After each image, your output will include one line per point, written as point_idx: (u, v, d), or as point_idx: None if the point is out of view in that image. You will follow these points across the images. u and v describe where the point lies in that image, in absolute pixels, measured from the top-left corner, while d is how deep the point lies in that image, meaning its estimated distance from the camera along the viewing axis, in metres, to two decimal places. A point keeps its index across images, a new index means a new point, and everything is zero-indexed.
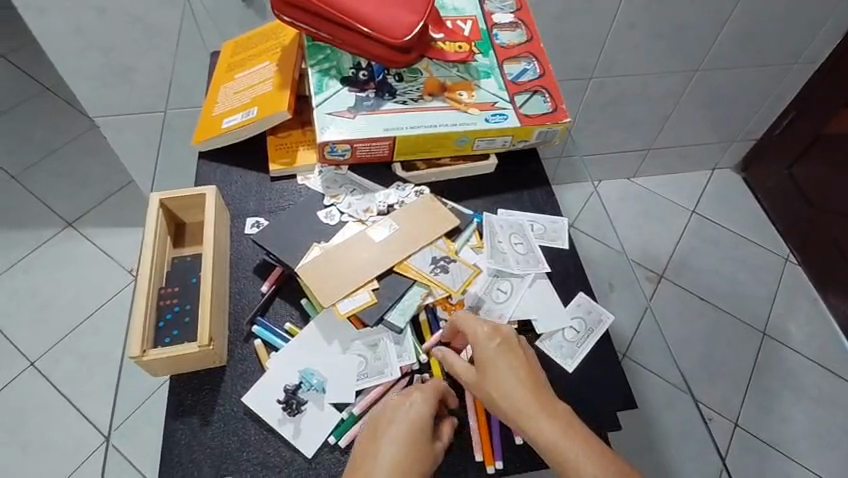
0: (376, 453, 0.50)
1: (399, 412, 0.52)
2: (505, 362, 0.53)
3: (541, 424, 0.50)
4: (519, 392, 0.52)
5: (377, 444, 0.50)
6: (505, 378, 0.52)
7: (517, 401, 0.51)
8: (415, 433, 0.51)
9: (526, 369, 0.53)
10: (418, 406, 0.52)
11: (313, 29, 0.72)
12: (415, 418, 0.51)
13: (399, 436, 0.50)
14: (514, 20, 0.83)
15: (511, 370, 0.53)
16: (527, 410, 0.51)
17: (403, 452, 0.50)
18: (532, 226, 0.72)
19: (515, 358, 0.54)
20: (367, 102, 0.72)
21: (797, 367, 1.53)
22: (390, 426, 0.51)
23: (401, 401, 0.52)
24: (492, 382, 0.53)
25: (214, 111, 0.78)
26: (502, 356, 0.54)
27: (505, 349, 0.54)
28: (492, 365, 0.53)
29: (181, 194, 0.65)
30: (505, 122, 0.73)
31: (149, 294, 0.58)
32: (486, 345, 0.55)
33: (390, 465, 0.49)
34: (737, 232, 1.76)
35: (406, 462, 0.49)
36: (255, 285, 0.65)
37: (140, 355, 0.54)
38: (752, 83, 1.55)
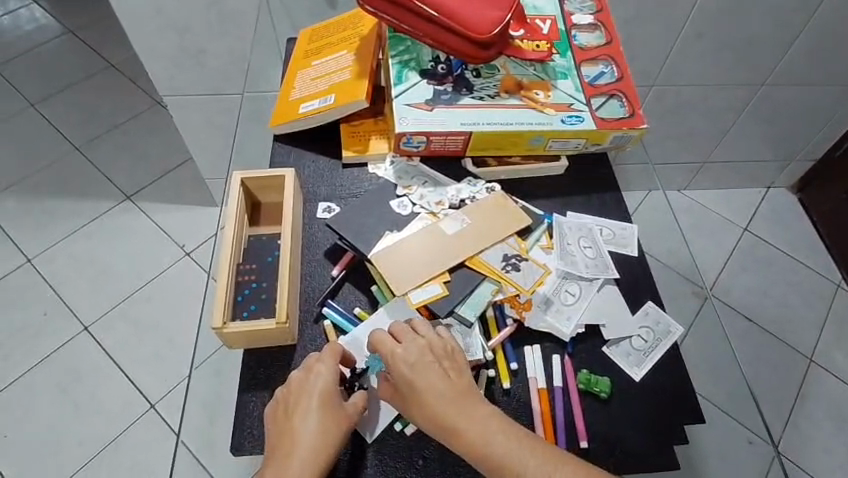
0: (291, 428, 0.52)
1: (308, 385, 0.54)
2: (431, 371, 0.52)
3: (472, 430, 0.49)
4: (448, 400, 0.51)
5: (289, 419, 0.52)
6: (431, 387, 0.51)
7: (448, 411, 0.50)
8: (325, 403, 0.53)
9: (453, 378, 0.52)
10: (323, 377, 0.54)
11: (396, 22, 0.72)
12: (320, 390, 0.53)
13: (312, 408, 0.52)
14: (594, 22, 0.82)
15: (439, 379, 0.52)
16: (455, 418, 0.50)
17: (318, 423, 0.52)
18: (601, 231, 0.72)
19: (440, 368, 0.53)
20: (445, 95, 0.72)
21: (844, 398, 1.48)
22: (304, 395, 0.53)
23: (305, 373, 0.55)
24: (417, 401, 0.51)
25: (291, 96, 0.80)
26: (426, 365, 0.53)
27: (433, 358, 0.53)
28: (418, 375, 0.52)
29: (262, 174, 0.66)
30: (581, 124, 0.73)
31: (230, 269, 0.60)
32: (410, 355, 0.53)
33: (306, 438, 0.51)
34: (789, 253, 1.70)
35: (322, 434, 0.51)
36: (326, 269, 0.66)
37: (221, 326, 0.56)
38: (821, 101, 1.50)
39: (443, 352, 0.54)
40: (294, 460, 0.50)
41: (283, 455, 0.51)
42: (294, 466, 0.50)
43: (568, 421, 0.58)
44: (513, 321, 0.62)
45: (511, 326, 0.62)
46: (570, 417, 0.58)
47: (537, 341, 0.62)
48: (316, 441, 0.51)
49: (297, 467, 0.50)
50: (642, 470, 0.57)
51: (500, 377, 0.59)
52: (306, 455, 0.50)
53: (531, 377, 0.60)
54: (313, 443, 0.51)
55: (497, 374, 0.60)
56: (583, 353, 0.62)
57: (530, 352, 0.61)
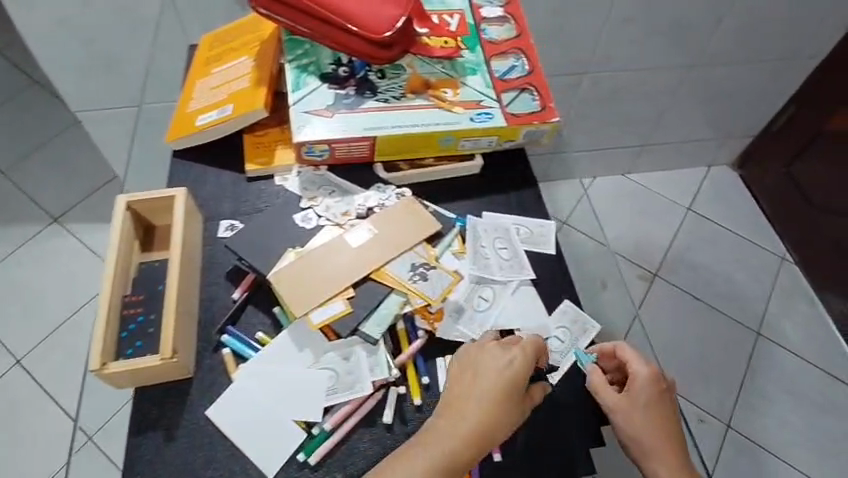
0: (466, 405, 0.51)
1: (495, 369, 0.53)
2: (656, 408, 0.56)
3: (658, 465, 0.54)
4: (654, 438, 0.55)
5: (470, 397, 0.51)
6: (644, 420, 0.55)
7: (649, 444, 0.55)
8: (505, 390, 0.52)
9: (662, 412, 0.56)
10: (511, 367, 0.53)
11: (292, 24, 0.68)
12: (507, 374, 0.52)
13: (494, 391, 0.51)
14: (503, 14, 0.79)
15: (653, 415, 0.56)
16: (652, 451, 0.55)
17: (492, 409, 0.51)
18: (517, 230, 0.69)
19: (660, 405, 0.56)
20: (346, 100, 0.69)
21: (791, 368, 1.52)
22: (480, 381, 0.52)
23: (499, 355, 0.53)
24: (634, 418, 0.55)
25: (189, 107, 0.75)
26: (652, 402, 0.56)
27: (659, 394, 0.57)
28: (638, 407, 0.56)
29: (149, 196, 0.62)
30: (491, 121, 0.70)
31: (111, 304, 0.56)
32: (645, 388, 0.56)
33: (477, 422, 0.50)
34: (733, 230, 1.73)
35: (488, 417, 0.50)
36: (227, 291, 0.62)
37: (101, 367, 0.53)
38: (753, 79, 1.52)
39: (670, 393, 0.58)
40: (453, 436, 0.49)
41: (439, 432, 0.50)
42: (445, 446, 0.49)
43: None
44: (424, 333, 0.60)
45: (422, 338, 0.59)
46: None
47: (451, 351, 0.60)
48: (483, 426, 0.50)
49: (447, 447, 0.49)
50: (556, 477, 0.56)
51: (411, 394, 0.57)
52: (469, 437, 0.49)
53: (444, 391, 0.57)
54: (477, 428, 0.50)
55: (408, 391, 0.57)
56: None
57: (443, 364, 0.59)
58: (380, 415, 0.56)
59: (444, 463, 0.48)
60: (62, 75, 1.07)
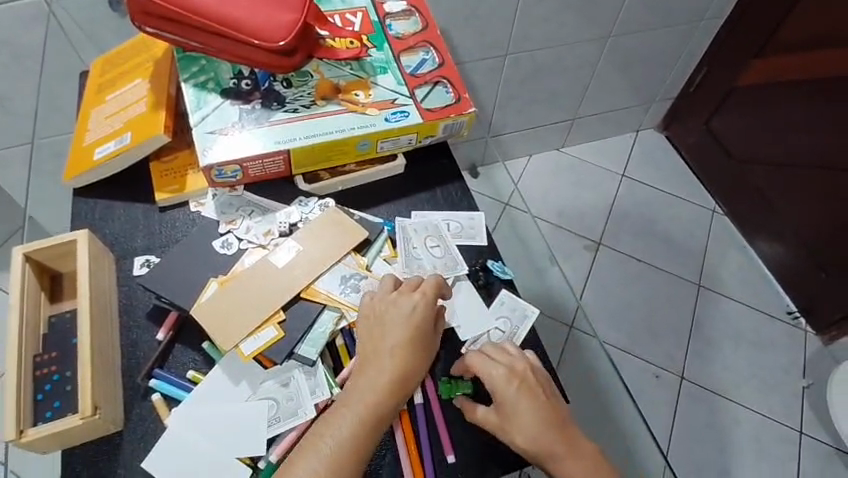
0: (376, 359, 0.53)
1: (400, 314, 0.55)
2: (528, 416, 0.54)
3: (565, 466, 0.54)
4: (536, 438, 0.54)
5: (379, 350, 0.53)
6: (523, 428, 0.54)
7: (539, 451, 0.54)
8: (416, 334, 0.54)
9: (540, 408, 0.55)
10: (416, 310, 0.55)
11: (182, 39, 0.65)
12: (413, 320, 0.55)
13: (402, 338, 0.54)
14: (408, 8, 0.78)
15: (529, 414, 0.54)
16: (555, 453, 0.54)
17: (408, 353, 0.53)
18: (448, 226, 0.69)
19: (534, 400, 0.55)
20: (253, 114, 0.66)
21: (732, 314, 1.61)
22: (386, 329, 0.54)
23: (402, 303, 0.55)
24: (513, 425, 0.54)
25: (84, 140, 0.70)
26: (523, 401, 0.55)
27: (531, 395, 0.55)
28: (511, 422, 0.54)
29: (49, 243, 0.57)
30: (407, 119, 0.69)
31: (19, 366, 0.52)
32: (509, 392, 0.55)
33: (393, 368, 0.53)
34: (666, 191, 1.80)
35: (401, 365, 0.53)
36: (150, 333, 0.58)
37: (18, 437, 0.49)
38: (666, 44, 1.57)
39: (537, 383, 0.56)
40: (371, 390, 0.51)
41: (347, 398, 0.51)
42: (360, 404, 0.51)
43: (432, 435, 0.57)
44: None
45: None
46: (435, 433, 0.57)
47: None
48: (398, 374, 0.52)
49: (359, 407, 0.50)
50: (511, 469, 0.56)
51: None
52: (383, 389, 0.52)
53: None
54: (392, 375, 0.52)
55: None
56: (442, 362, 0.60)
57: None
58: None
59: (361, 424, 0.50)
60: None
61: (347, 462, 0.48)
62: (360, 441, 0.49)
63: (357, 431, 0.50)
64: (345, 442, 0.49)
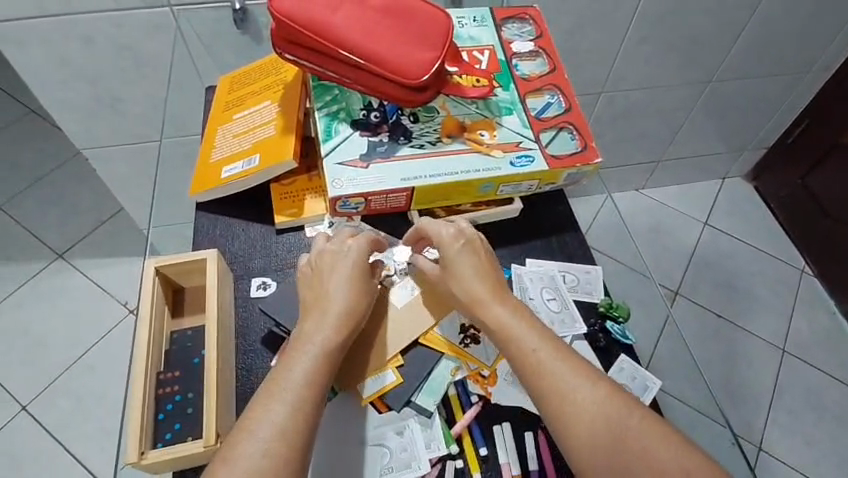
0: (323, 303, 0.52)
1: (336, 259, 0.55)
2: (473, 263, 0.55)
3: (542, 362, 0.49)
4: (493, 305, 0.53)
5: (321, 295, 0.53)
6: (473, 290, 0.54)
7: (481, 301, 0.53)
8: (360, 275, 0.55)
9: (492, 277, 0.55)
10: (356, 251, 0.56)
11: (318, 69, 0.66)
12: (355, 262, 0.55)
13: (347, 278, 0.54)
14: (535, 49, 0.77)
15: (481, 280, 0.54)
16: (524, 341, 0.51)
17: (353, 296, 0.54)
18: (564, 278, 0.66)
19: (485, 267, 0.55)
20: (381, 147, 0.65)
21: (818, 385, 1.49)
22: (326, 274, 0.55)
23: (341, 249, 0.56)
24: (458, 284, 0.55)
25: (211, 157, 0.71)
26: (477, 265, 0.55)
27: (482, 256, 0.56)
28: (463, 278, 0.55)
29: (179, 259, 0.58)
30: (532, 165, 0.67)
31: (147, 383, 0.52)
32: (457, 251, 0.56)
33: (343, 306, 0.52)
34: (751, 244, 1.70)
35: (353, 307, 0.53)
36: (264, 359, 0.59)
37: (138, 458, 0.48)
38: (767, 92, 1.49)
39: (488, 255, 0.57)
40: (322, 330, 0.51)
41: (300, 342, 0.50)
42: (314, 345, 0.49)
43: None
44: (478, 399, 0.56)
45: (476, 405, 0.56)
46: None
47: (507, 418, 0.56)
48: (345, 316, 0.52)
49: (314, 349, 0.49)
50: None
51: (470, 468, 0.53)
52: (337, 330, 0.51)
53: (504, 462, 0.53)
54: (341, 314, 0.52)
55: (466, 465, 0.53)
56: None
57: (500, 432, 0.55)
58: None
59: (320, 363, 0.48)
60: (72, 115, 1.03)
61: (314, 403, 0.46)
62: (319, 377, 0.48)
63: (317, 375, 0.48)
64: (308, 383, 0.47)
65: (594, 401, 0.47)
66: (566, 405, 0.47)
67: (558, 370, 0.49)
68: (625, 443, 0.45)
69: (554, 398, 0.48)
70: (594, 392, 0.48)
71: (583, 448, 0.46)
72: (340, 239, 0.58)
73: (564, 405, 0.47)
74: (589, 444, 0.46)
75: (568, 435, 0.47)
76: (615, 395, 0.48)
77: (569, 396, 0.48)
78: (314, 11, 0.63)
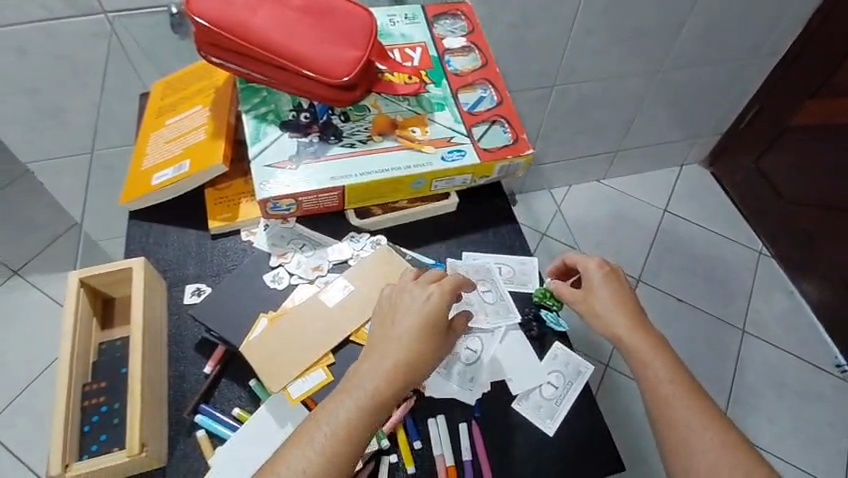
0: (386, 349, 0.50)
1: (411, 300, 0.53)
2: (609, 288, 0.59)
3: (649, 364, 0.54)
4: (615, 312, 0.58)
5: (389, 337, 0.51)
6: (604, 306, 0.58)
7: (606, 305, 0.58)
8: (431, 326, 0.51)
9: (623, 298, 0.59)
10: (433, 298, 0.53)
11: (244, 71, 0.65)
12: (427, 310, 0.52)
13: (413, 328, 0.51)
14: (467, 44, 0.77)
15: (611, 298, 0.59)
16: (639, 345, 0.56)
17: (415, 350, 0.50)
18: (500, 270, 0.67)
19: (621, 290, 0.60)
20: (310, 148, 0.65)
21: (778, 362, 1.53)
22: (400, 314, 0.52)
23: (417, 294, 0.53)
24: (591, 300, 0.60)
25: (143, 164, 0.70)
26: (614, 290, 0.60)
27: (615, 280, 0.60)
28: (597, 296, 0.59)
29: (104, 270, 0.58)
30: (464, 159, 0.68)
31: (71, 394, 0.51)
32: (599, 279, 0.60)
33: (403, 359, 0.49)
34: (710, 228, 1.74)
35: (412, 361, 0.50)
36: (196, 365, 0.58)
37: (61, 472, 0.48)
38: (715, 80, 1.53)
39: (623, 281, 0.61)
40: (373, 380, 0.48)
41: (351, 384, 0.49)
42: (361, 397, 0.48)
43: None
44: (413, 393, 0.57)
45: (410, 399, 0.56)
46: None
47: (442, 410, 0.57)
48: (402, 368, 0.49)
49: (359, 398, 0.48)
50: None
51: (404, 462, 0.54)
52: (391, 385, 0.48)
53: (438, 454, 0.54)
54: (397, 365, 0.49)
55: (400, 459, 0.54)
56: (491, 413, 0.57)
57: (434, 425, 0.56)
58: None
59: (360, 418, 0.47)
60: (11, 130, 1.01)
61: (340, 459, 0.46)
62: (352, 432, 0.46)
63: (353, 426, 0.47)
64: (343, 436, 0.46)
65: (693, 415, 0.51)
66: (671, 410, 0.51)
67: (664, 381, 0.53)
68: (696, 447, 0.50)
69: (660, 402, 0.52)
70: (695, 408, 0.51)
71: (675, 450, 0.50)
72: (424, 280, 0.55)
73: (669, 409, 0.52)
74: (685, 450, 0.50)
75: (664, 436, 0.51)
76: (693, 392, 0.53)
77: (673, 404, 0.52)
78: (233, 14, 0.62)
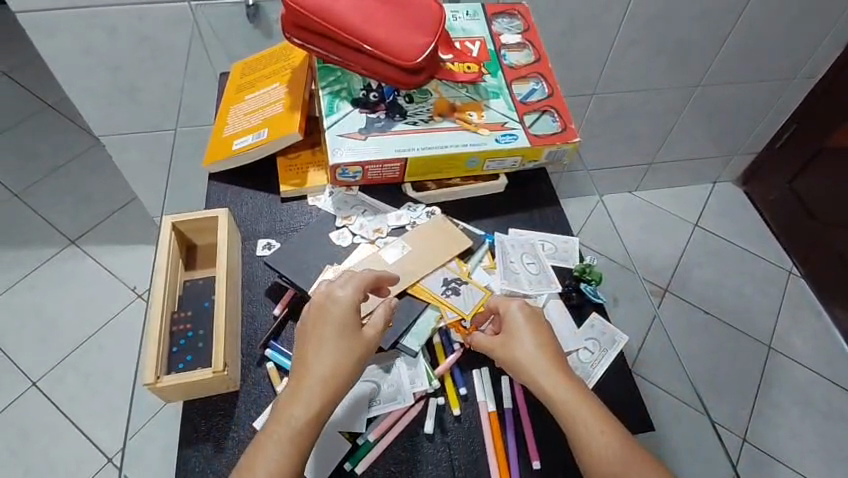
0: (307, 368, 0.53)
1: (323, 315, 0.55)
2: (528, 332, 0.57)
3: (576, 421, 0.52)
4: (534, 360, 0.55)
5: (306, 355, 0.53)
6: (522, 353, 0.56)
7: (525, 355, 0.56)
8: (347, 334, 0.54)
9: (544, 344, 0.57)
10: (339, 306, 0.55)
11: (322, 51, 0.73)
12: (341, 319, 0.55)
13: (330, 339, 0.54)
14: (522, 41, 0.83)
15: (529, 344, 0.56)
16: (562, 399, 0.53)
17: (337, 355, 0.53)
18: (543, 246, 0.72)
19: (541, 332, 0.57)
20: (378, 123, 0.72)
21: (803, 381, 1.53)
22: (317, 328, 0.55)
23: (328, 306, 0.56)
24: (506, 347, 0.57)
25: (224, 132, 0.78)
26: (533, 332, 0.57)
27: (534, 322, 0.58)
28: (514, 343, 0.57)
29: (192, 217, 0.65)
30: (515, 142, 0.73)
31: (163, 319, 0.59)
32: (517, 322, 0.58)
33: (329, 370, 0.52)
34: (740, 245, 1.75)
35: (335, 370, 0.52)
36: (266, 307, 0.65)
37: (154, 381, 0.55)
38: (752, 97, 1.56)
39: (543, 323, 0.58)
40: (305, 396, 0.51)
41: (284, 403, 0.51)
42: (292, 418, 0.50)
43: (519, 436, 0.58)
44: (460, 346, 0.63)
45: (458, 351, 0.63)
46: (522, 436, 0.58)
47: (486, 364, 0.62)
48: (332, 375, 0.52)
49: (294, 414, 0.50)
50: None
51: (451, 404, 0.59)
52: (317, 399, 0.51)
53: (481, 400, 0.60)
54: (322, 377, 0.52)
55: (447, 402, 0.60)
56: None
57: (479, 375, 0.61)
58: (421, 425, 0.58)
59: (303, 429, 0.50)
60: (92, 104, 1.10)
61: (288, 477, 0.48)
62: (297, 442, 0.50)
63: (293, 443, 0.49)
64: (285, 457, 0.49)
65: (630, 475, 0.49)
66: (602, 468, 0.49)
67: (595, 436, 0.51)
68: None
69: (593, 462, 0.50)
70: (627, 463, 0.49)
71: None
72: (327, 292, 0.57)
73: (602, 468, 0.49)
74: None
75: None
76: (625, 444, 0.51)
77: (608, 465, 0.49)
78: None
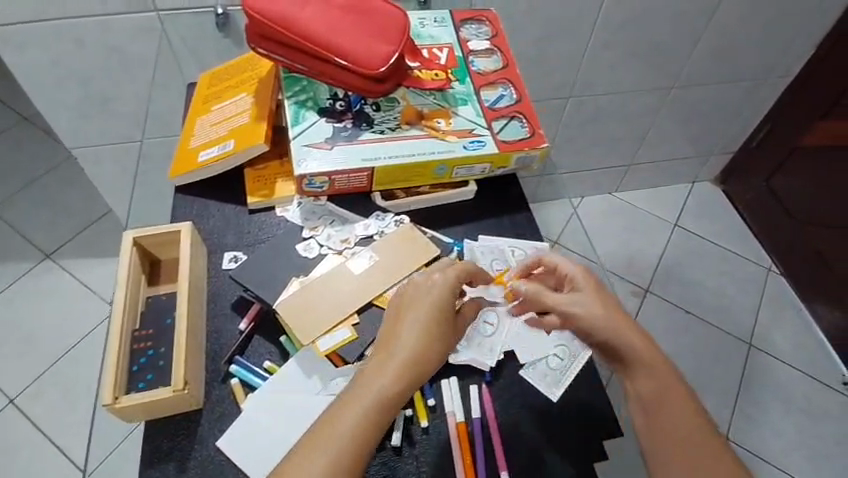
0: (395, 343, 0.51)
1: (420, 295, 0.54)
2: (587, 289, 0.57)
3: (636, 364, 0.53)
4: (595, 312, 0.55)
5: (396, 330, 0.52)
6: (582, 307, 0.55)
7: (585, 306, 0.55)
8: (439, 317, 0.53)
9: (604, 299, 0.56)
10: (439, 287, 0.55)
11: (287, 61, 0.72)
12: (436, 300, 0.54)
13: (421, 318, 0.52)
14: (490, 47, 0.83)
15: (588, 300, 0.56)
16: (624, 344, 0.54)
17: (425, 336, 0.51)
18: (513, 252, 0.72)
19: (599, 289, 0.57)
20: (344, 132, 0.72)
21: (784, 377, 1.54)
22: (411, 307, 0.53)
23: (424, 287, 0.55)
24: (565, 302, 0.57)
25: (190, 144, 0.77)
26: (592, 291, 0.57)
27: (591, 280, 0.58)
28: (575, 298, 0.56)
29: (154, 231, 0.64)
30: (483, 149, 0.73)
31: (123, 337, 0.57)
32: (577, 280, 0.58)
33: (417, 348, 0.50)
34: (719, 244, 1.77)
35: (423, 349, 0.51)
36: (231, 322, 0.64)
37: (112, 402, 0.53)
38: (728, 98, 1.57)
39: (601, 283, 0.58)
40: (389, 371, 0.49)
41: (367, 374, 0.49)
42: (374, 390, 0.48)
43: (486, 445, 0.58)
44: None
45: None
46: (489, 445, 0.58)
47: (455, 373, 0.62)
48: (418, 355, 0.50)
49: (377, 387, 0.48)
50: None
51: (418, 416, 0.59)
52: (401, 376, 0.49)
53: (449, 411, 0.59)
54: (408, 355, 0.50)
55: (415, 413, 0.59)
56: (501, 378, 0.62)
57: (448, 385, 0.61)
58: (388, 439, 0.57)
59: (383, 404, 0.47)
60: (61, 116, 1.08)
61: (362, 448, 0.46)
62: (375, 416, 0.47)
63: (373, 414, 0.47)
64: (361, 426, 0.46)
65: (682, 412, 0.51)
66: (656, 403, 0.52)
67: (650, 376, 0.53)
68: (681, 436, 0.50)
69: (650, 398, 0.52)
70: (677, 400, 0.52)
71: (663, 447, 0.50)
72: (425, 275, 0.57)
73: (656, 401, 0.52)
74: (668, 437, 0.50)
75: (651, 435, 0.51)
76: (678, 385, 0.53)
77: (663, 402, 0.52)
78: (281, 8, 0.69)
